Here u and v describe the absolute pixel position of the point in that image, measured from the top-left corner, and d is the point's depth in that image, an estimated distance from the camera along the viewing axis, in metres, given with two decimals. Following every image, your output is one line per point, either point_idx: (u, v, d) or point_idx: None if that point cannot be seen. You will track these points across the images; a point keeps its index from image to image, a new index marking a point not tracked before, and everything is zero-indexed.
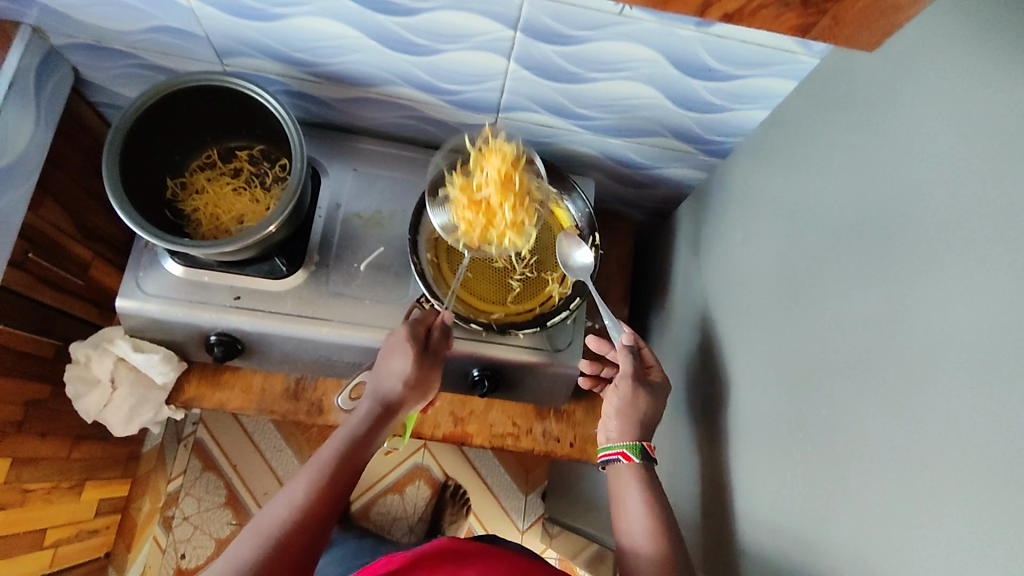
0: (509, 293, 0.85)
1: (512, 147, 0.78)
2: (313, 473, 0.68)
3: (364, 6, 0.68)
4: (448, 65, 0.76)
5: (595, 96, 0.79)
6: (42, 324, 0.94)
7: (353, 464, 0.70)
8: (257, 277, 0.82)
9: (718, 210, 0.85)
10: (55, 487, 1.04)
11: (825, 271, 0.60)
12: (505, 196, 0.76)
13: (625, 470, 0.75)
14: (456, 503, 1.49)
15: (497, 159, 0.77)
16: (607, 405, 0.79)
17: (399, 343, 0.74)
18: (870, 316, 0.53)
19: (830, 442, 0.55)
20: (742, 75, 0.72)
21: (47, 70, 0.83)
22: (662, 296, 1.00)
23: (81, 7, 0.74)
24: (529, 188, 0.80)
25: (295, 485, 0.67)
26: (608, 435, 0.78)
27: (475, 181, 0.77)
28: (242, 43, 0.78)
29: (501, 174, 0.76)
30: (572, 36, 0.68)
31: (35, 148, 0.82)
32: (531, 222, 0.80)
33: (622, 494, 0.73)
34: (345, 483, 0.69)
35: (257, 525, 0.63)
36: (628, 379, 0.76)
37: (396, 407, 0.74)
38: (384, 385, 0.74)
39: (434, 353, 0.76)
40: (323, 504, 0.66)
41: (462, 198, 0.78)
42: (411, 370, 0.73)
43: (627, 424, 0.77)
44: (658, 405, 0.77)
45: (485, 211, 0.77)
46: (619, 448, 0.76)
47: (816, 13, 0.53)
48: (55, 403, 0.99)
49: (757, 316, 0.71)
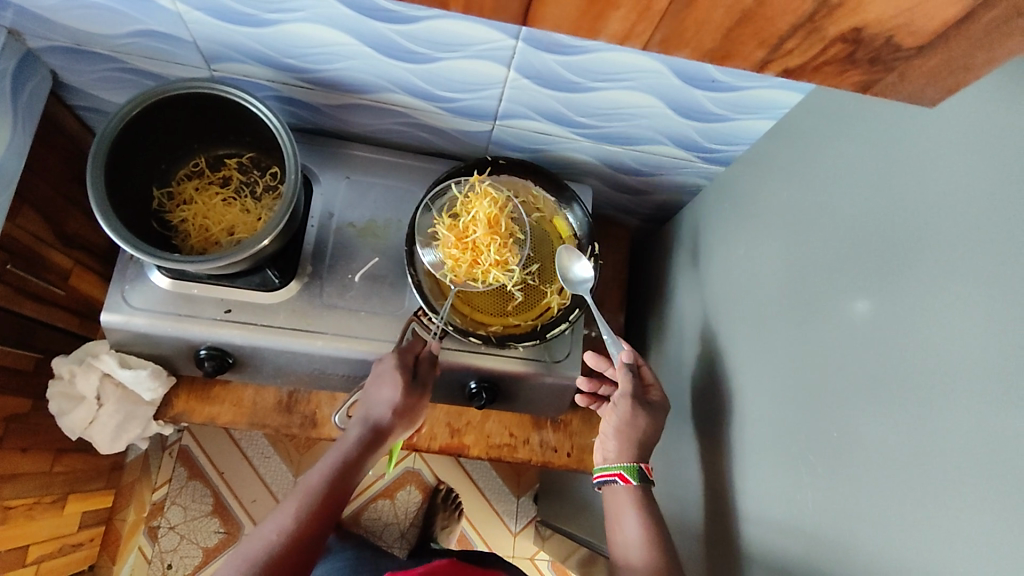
0: (509, 302, 0.84)
1: (497, 193, 0.83)
2: (298, 503, 0.67)
3: (360, 13, 0.66)
4: (446, 72, 0.74)
5: (595, 106, 0.77)
6: (19, 336, 0.91)
7: (340, 491, 0.69)
8: (248, 289, 0.80)
9: (718, 218, 0.85)
10: (37, 502, 1.01)
11: (824, 293, 0.60)
12: (491, 237, 0.79)
13: (623, 492, 0.74)
14: (448, 507, 1.48)
15: (486, 203, 0.81)
16: (607, 424, 0.78)
17: (389, 369, 0.74)
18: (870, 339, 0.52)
19: (831, 467, 0.55)
20: (745, 87, 0.70)
21: (25, 73, 0.80)
22: (659, 303, 1.00)
23: (60, 9, 0.71)
24: (514, 232, 0.82)
25: (284, 510, 0.66)
26: (605, 455, 0.78)
27: (462, 223, 0.80)
28: (233, 48, 0.75)
29: (489, 217, 0.80)
30: (573, 45, 0.66)
31: (13, 156, 0.79)
32: (517, 262, 0.81)
33: (617, 515, 0.73)
34: (332, 508, 0.68)
35: (242, 552, 0.63)
36: (627, 398, 0.75)
37: (387, 432, 0.74)
38: (374, 411, 0.74)
39: (422, 381, 0.76)
40: (310, 533, 0.66)
41: (450, 237, 0.80)
42: (401, 399, 0.73)
43: (625, 442, 0.76)
44: (658, 425, 0.77)
45: (472, 251, 0.79)
46: (616, 469, 0.75)
47: (882, 70, 0.42)
48: (37, 417, 0.96)
49: (760, 330, 0.70)
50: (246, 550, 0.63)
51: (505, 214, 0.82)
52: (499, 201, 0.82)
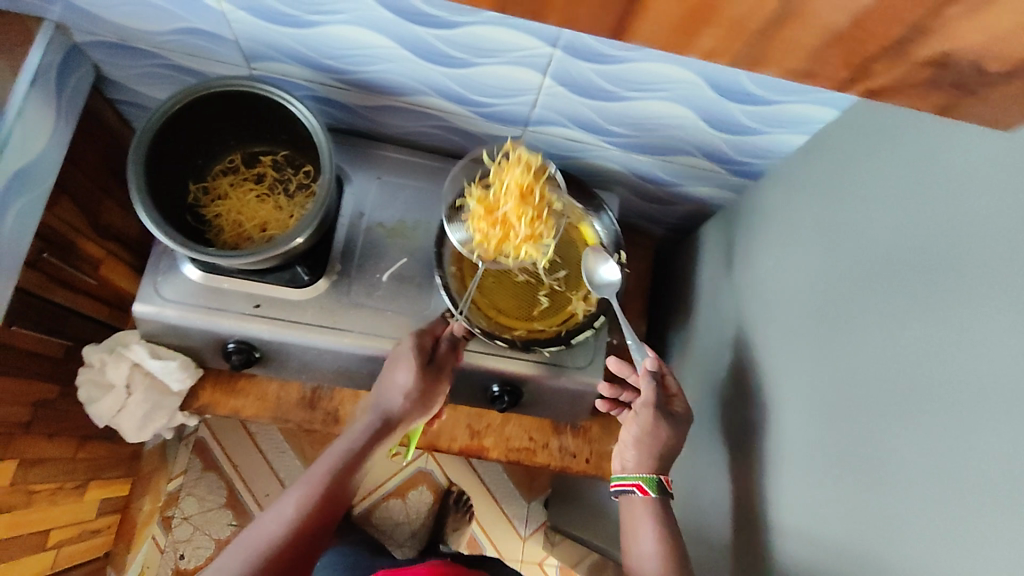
0: (535, 307, 0.84)
1: (533, 158, 0.76)
2: (308, 487, 0.68)
3: (401, 17, 0.67)
4: (482, 78, 0.75)
5: (627, 115, 0.78)
6: (52, 323, 0.92)
7: (350, 477, 0.71)
8: (278, 285, 0.81)
9: (746, 232, 0.85)
10: (59, 488, 1.03)
11: (857, 311, 0.60)
12: (522, 211, 0.75)
13: (640, 503, 0.75)
14: (458, 508, 1.49)
15: (518, 171, 0.75)
16: (626, 433, 0.78)
17: (406, 354, 0.77)
18: (902, 353, 0.53)
19: (861, 484, 0.55)
20: (780, 101, 0.70)
21: (70, 66, 0.82)
22: (682, 313, 1.00)
23: (109, 6, 0.73)
24: (547, 200, 0.78)
25: (292, 496, 0.68)
26: (623, 464, 0.79)
27: (493, 195, 0.76)
28: (274, 48, 0.76)
29: (522, 187, 0.75)
30: (610, 56, 0.67)
31: (54, 148, 0.81)
32: (550, 235, 0.79)
33: (634, 526, 0.74)
34: (342, 495, 0.70)
35: (251, 535, 0.64)
36: (650, 409, 0.75)
37: (399, 418, 0.75)
38: (387, 396, 0.76)
39: (438, 367, 0.78)
40: (317, 518, 0.67)
41: (480, 211, 0.77)
42: (415, 383, 0.75)
43: (644, 455, 0.76)
44: (679, 437, 0.77)
45: (502, 225, 0.76)
46: (633, 480, 0.76)
47: None
48: (63, 403, 0.98)
49: (792, 344, 0.70)
50: (255, 535, 0.64)
51: (540, 182, 0.77)
52: (533, 167, 0.77)
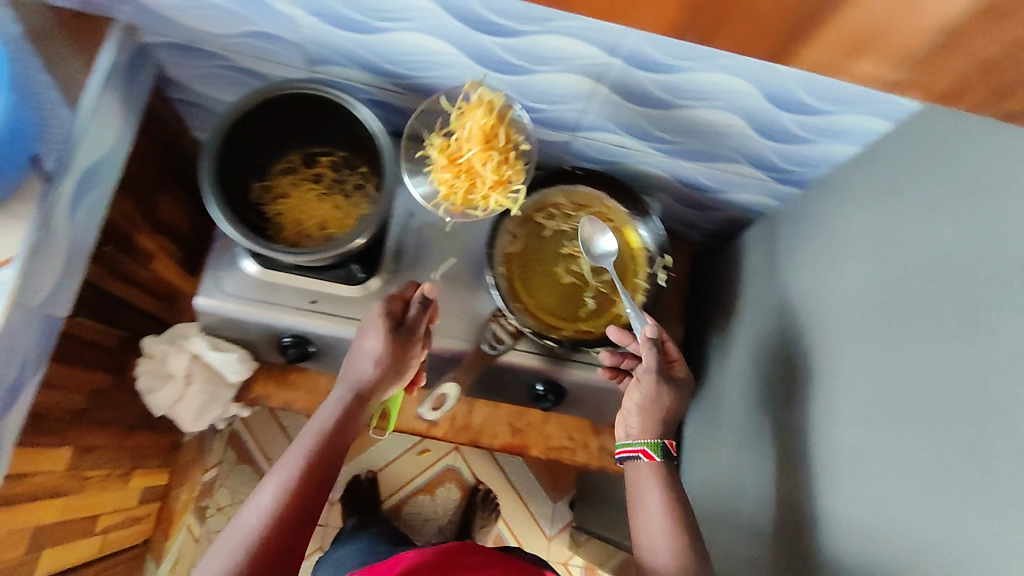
0: (582, 307, 0.87)
1: (495, 98, 0.74)
2: (287, 470, 0.70)
3: (467, 26, 0.69)
4: (539, 84, 0.77)
5: (677, 122, 0.80)
6: (108, 314, 0.95)
7: (331, 453, 0.72)
8: (334, 282, 0.83)
9: (788, 238, 0.86)
10: (108, 474, 1.06)
11: (896, 317, 0.61)
12: (487, 156, 0.73)
13: (646, 468, 0.77)
14: (485, 508, 1.53)
15: (481, 114, 0.73)
16: (629, 400, 0.79)
17: (373, 321, 0.76)
18: (938, 359, 0.54)
19: (896, 487, 0.57)
20: (833, 112, 0.71)
21: (137, 66, 0.84)
22: (721, 318, 1.01)
23: (180, 9, 0.75)
24: (511, 142, 0.76)
25: (273, 480, 0.69)
26: (627, 431, 0.80)
27: (455, 142, 0.75)
28: (337, 52, 0.78)
29: (484, 130, 0.73)
30: (668, 65, 0.69)
31: (119, 144, 0.83)
32: (519, 178, 0.77)
33: (640, 492, 0.76)
34: (326, 472, 0.71)
35: (240, 525, 0.66)
36: (652, 375, 0.76)
37: (372, 387, 0.76)
38: (358, 367, 0.76)
39: (408, 330, 0.77)
40: (301, 500, 0.68)
41: (442, 160, 0.75)
42: (383, 349, 0.75)
43: (649, 420, 0.78)
44: (681, 401, 0.79)
45: (467, 173, 0.75)
46: (640, 446, 0.78)
47: None
48: (114, 392, 1.01)
49: (830, 349, 0.71)
50: (242, 525, 0.66)
51: (505, 124, 0.75)
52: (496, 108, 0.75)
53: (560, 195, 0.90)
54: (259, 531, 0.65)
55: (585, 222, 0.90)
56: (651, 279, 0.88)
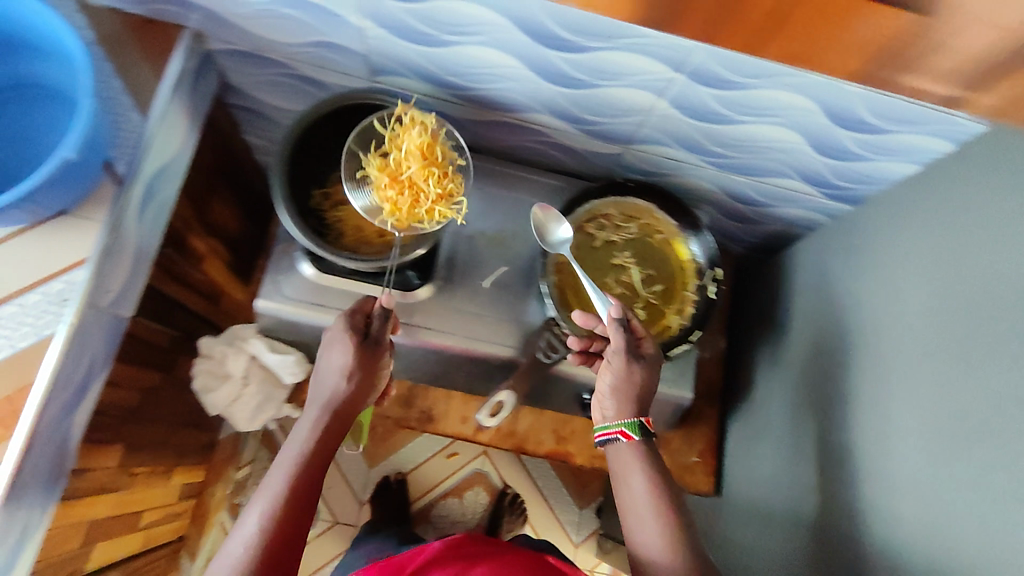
0: (632, 318, 0.88)
1: (430, 120, 0.75)
2: (266, 500, 0.66)
3: (536, 41, 0.69)
4: (598, 98, 0.78)
5: (732, 137, 0.81)
6: (162, 314, 0.96)
7: (311, 476, 0.68)
8: (389, 288, 0.85)
9: (839, 254, 0.87)
10: (152, 471, 1.07)
11: (960, 337, 0.61)
12: (427, 171, 0.73)
13: (625, 449, 0.74)
14: (513, 512, 1.54)
15: (416, 132, 0.74)
16: (602, 383, 0.77)
17: (338, 335, 0.73)
18: (1014, 381, 0.54)
19: (959, 504, 0.57)
20: (893, 131, 0.72)
21: (202, 72, 0.85)
22: (764, 331, 1.02)
23: (251, 18, 0.76)
24: (449, 158, 0.76)
25: (252, 513, 0.65)
26: (603, 414, 0.77)
27: (394, 160, 0.73)
28: (400, 63, 0.80)
29: (422, 147, 0.73)
30: (733, 82, 0.69)
31: (183, 148, 0.85)
32: (460, 193, 0.77)
33: (624, 474, 0.74)
34: (308, 496, 0.67)
35: (223, 565, 0.62)
36: (621, 354, 0.75)
37: (347, 403, 0.72)
38: (327, 384, 0.72)
39: (375, 341, 0.74)
40: (284, 529, 0.64)
41: (383, 178, 0.74)
42: (353, 362, 0.71)
43: (623, 401, 0.75)
44: (654, 376, 0.76)
45: (409, 188, 0.73)
46: (617, 427, 0.75)
47: None
48: (163, 390, 1.02)
49: (889, 367, 0.71)
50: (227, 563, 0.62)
51: (440, 142, 0.76)
52: (429, 127, 0.75)
53: (611, 206, 0.91)
54: (239, 570, 0.61)
55: (635, 233, 0.91)
56: (701, 292, 0.88)
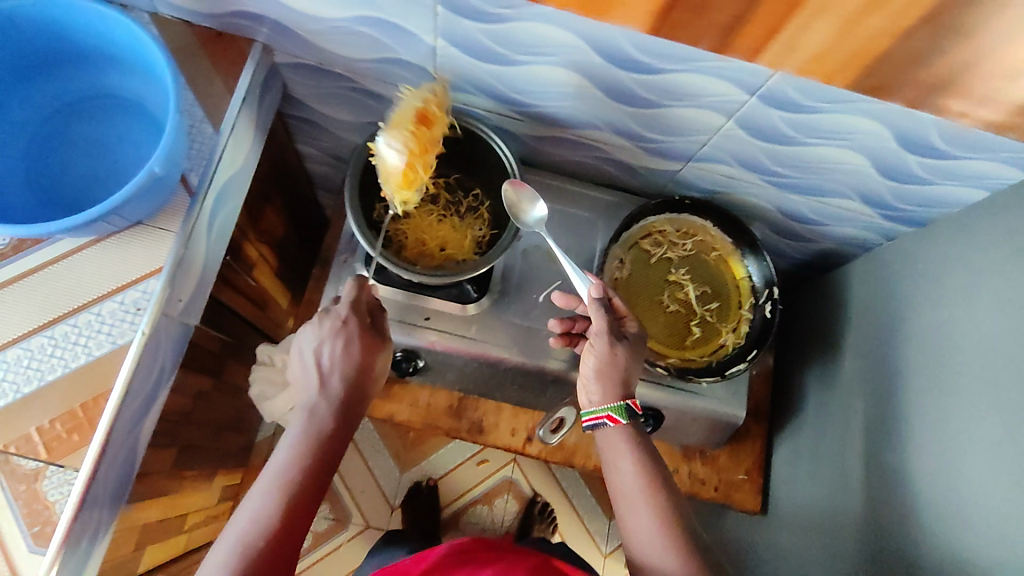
0: (688, 336, 0.89)
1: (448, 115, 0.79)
2: (272, 480, 0.66)
3: (611, 62, 0.70)
4: (664, 117, 0.79)
5: (796, 158, 0.81)
6: (217, 321, 0.97)
7: (317, 459, 0.69)
8: (446, 300, 0.86)
9: (898, 276, 0.87)
10: (198, 475, 1.08)
11: None
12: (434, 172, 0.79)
13: (613, 433, 0.74)
14: (544, 521, 1.53)
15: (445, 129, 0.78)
16: (585, 366, 0.77)
17: (338, 321, 0.73)
18: None
19: None
20: (965, 157, 0.72)
21: (268, 85, 0.86)
22: (814, 350, 1.02)
23: (324, 34, 0.77)
24: None
25: (259, 493, 0.66)
26: (589, 398, 0.77)
27: (429, 139, 0.74)
28: (468, 80, 0.80)
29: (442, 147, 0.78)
30: (806, 106, 0.70)
31: (249, 158, 0.86)
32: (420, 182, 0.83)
33: (613, 459, 0.74)
34: (313, 478, 0.68)
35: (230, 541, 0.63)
36: (604, 336, 0.74)
37: (349, 388, 0.72)
38: (328, 368, 0.72)
39: (374, 329, 0.75)
40: (290, 509, 0.65)
41: (419, 153, 0.73)
42: (352, 348, 0.72)
43: (608, 384, 0.75)
44: (637, 358, 0.76)
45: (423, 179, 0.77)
46: (603, 411, 0.74)
47: None
48: (214, 395, 1.03)
49: (957, 393, 0.71)
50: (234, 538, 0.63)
51: None
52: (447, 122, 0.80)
53: (667, 222, 0.91)
54: (245, 546, 0.62)
55: (690, 249, 0.92)
56: (757, 312, 0.89)
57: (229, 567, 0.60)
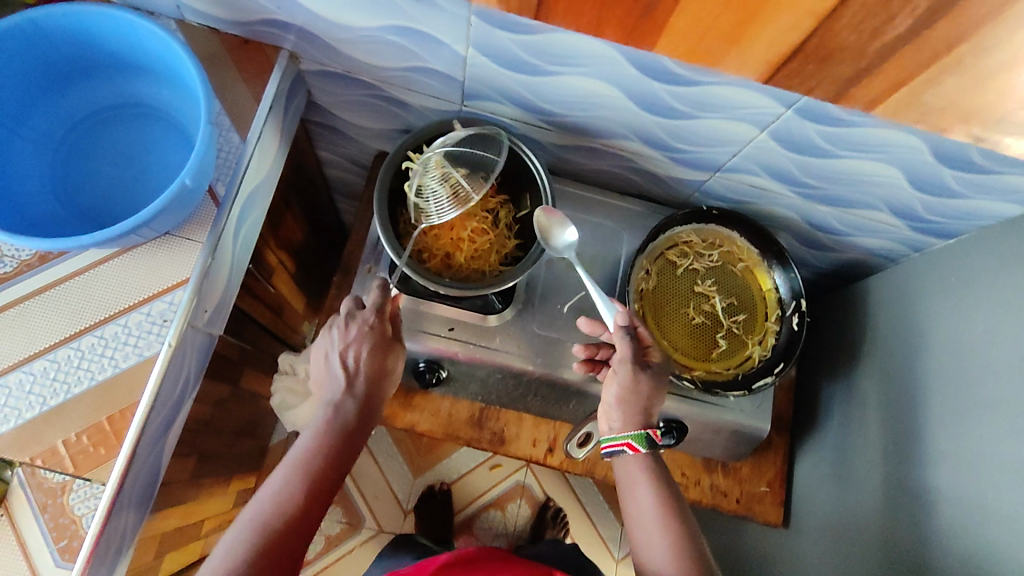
0: (713, 348, 0.88)
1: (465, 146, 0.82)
2: (293, 467, 0.65)
3: (646, 74, 0.69)
4: (696, 128, 0.78)
5: (828, 170, 0.80)
6: (237, 328, 0.97)
7: (340, 452, 0.68)
8: (470, 310, 0.85)
9: (926, 289, 0.85)
10: (215, 481, 1.07)
11: None
12: None
13: (632, 462, 0.74)
14: (555, 525, 1.53)
15: None
16: (607, 392, 0.76)
17: (363, 321, 0.74)
18: None
19: None
20: (1002, 172, 0.71)
21: (293, 92, 0.85)
22: (837, 361, 1.01)
23: (351, 42, 0.76)
24: None
25: (278, 478, 0.65)
26: (609, 425, 0.76)
27: None
28: (496, 89, 0.79)
29: None
30: (843, 120, 0.69)
31: (273, 166, 0.85)
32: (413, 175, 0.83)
33: (630, 486, 0.74)
34: (334, 470, 0.67)
35: (247, 522, 0.61)
36: (627, 365, 0.74)
37: (372, 387, 0.72)
38: (352, 364, 0.72)
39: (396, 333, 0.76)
40: (309, 497, 0.64)
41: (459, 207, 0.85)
42: (378, 348, 0.73)
43: (630, 412, 0.74)
44: (661, 386, 0.76)
45: None
46: (623, 438, 0.73)
47: None
48: (232, 402, 1.02)
49: (990, 410, 0.70)
50: (252, 519, 0.61)
51: None
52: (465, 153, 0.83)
53: (693, 232, 0.90)
54: (263, 530, 0.60)
55: (716, 259, 0.91)
56: (784, 324, 0.88)
57: (246, 548, 0.59)
